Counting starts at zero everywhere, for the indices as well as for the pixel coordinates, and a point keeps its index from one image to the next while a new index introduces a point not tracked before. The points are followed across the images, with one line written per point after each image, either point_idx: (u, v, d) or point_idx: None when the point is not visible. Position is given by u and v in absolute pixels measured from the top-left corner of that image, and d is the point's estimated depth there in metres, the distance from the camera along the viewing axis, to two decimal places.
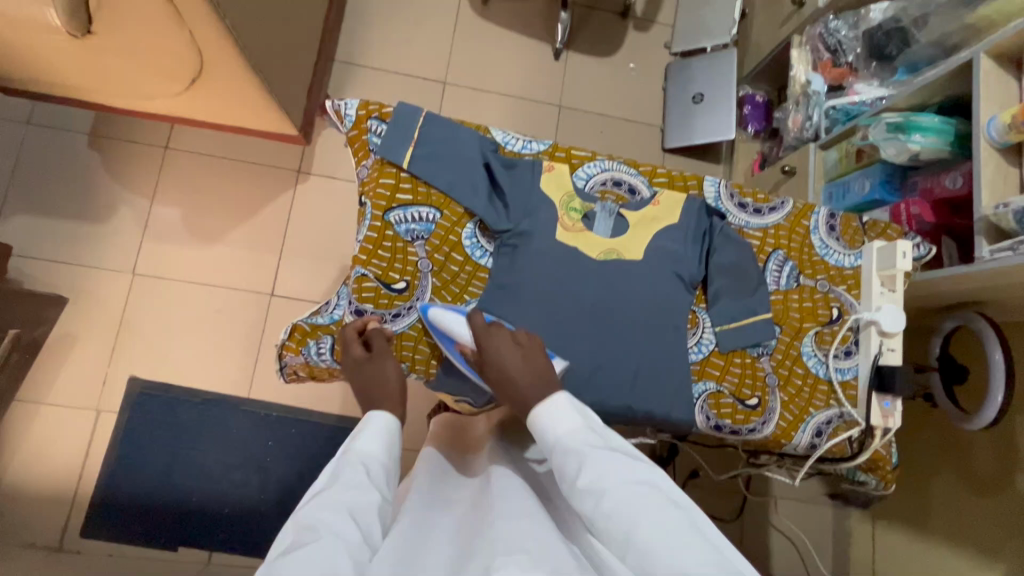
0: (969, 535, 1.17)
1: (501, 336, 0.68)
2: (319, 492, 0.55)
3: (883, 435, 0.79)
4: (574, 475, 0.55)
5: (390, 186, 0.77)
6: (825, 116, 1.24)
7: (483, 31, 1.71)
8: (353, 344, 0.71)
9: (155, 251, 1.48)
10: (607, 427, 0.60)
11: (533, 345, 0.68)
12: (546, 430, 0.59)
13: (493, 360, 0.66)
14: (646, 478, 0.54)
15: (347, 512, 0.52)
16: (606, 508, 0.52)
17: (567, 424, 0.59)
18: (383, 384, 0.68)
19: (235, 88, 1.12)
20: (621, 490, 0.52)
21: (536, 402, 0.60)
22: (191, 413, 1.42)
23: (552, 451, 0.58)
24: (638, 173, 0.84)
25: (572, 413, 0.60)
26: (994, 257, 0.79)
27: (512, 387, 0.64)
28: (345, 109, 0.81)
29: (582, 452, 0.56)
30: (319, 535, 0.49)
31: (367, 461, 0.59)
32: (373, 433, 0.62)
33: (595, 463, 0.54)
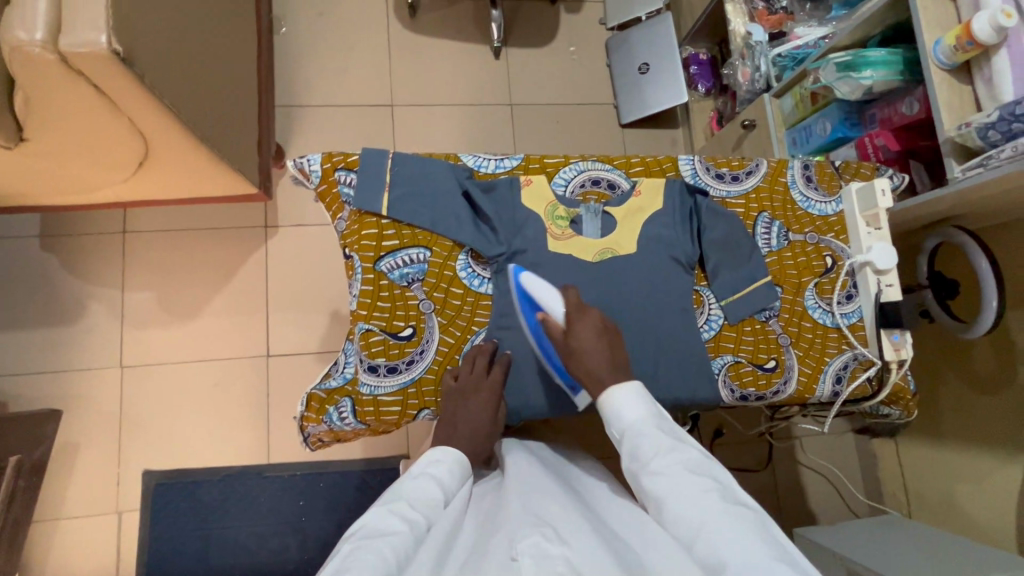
0: (989, 433, 1.21)
1: (590, 321, 0.69)
2: (400, 492, 0.60)
3: (899, 368, 0.82)
4: (649, 456, 0.58)
5: (374, 235, 0.75)
6: (773, 65, 1.24)
7: (418, 45, 1.68)
8: (478, 369, 0.72)
9: (138, 340, 1.44)
10: (672, 420, 0.64)
11: (616, 336, 0.69)
12: (619, 412, 0.62)
13: (582, 344, 0.67)
14: (713, 471, 0.57)
15: (425, 523, 0.57)
16: (676, 492, 0.55)
17: (642, 408, 0.62)
18: (476, 427, 0.70)
19: (185, 162, 1.09)
20: (691, 478, 0.55)
21: (615, 382, 0.64)
22: (215, 492, 1.39)
23: (626, 431, 0.61)
24: (614, 167, 0.84)
25: (644, 401, 0.63)
26: (967, 176, 0.81)
27: (594, 372, 0.66)
28: (309, 165, 0.79)
29: (656, 438, 0.59)
30: (399, 527, 0.54)
31: (441, 484, 0.63)
32: (450, 462, 0.66)
33: (666, 450, 0.58)
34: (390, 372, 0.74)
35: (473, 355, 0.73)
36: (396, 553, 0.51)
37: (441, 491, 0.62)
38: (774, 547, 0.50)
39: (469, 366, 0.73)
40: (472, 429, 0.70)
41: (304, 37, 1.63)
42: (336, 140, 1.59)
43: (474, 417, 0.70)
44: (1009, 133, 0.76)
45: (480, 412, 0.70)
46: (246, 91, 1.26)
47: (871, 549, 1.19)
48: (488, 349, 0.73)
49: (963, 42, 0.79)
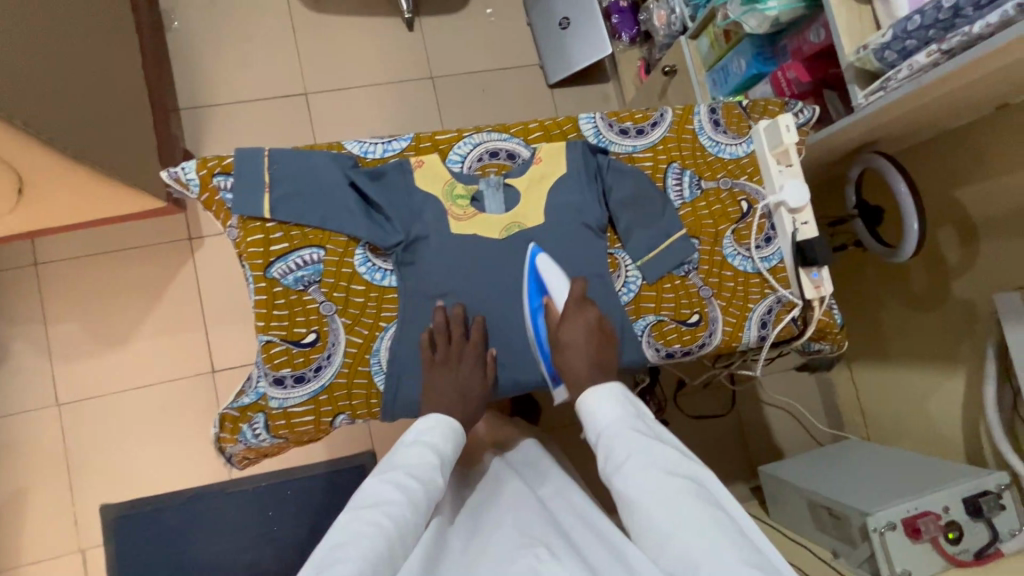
0: (931, 352, 1.24)
1: (585, 317, 0.71)
2: (397, 459, 0.61)
3: (821, 304, 0.81)
4: (621, 457, 0.58)
5: (261, 240, 0.70)
6: (686, 5, 1.20)
7: (325, 25, 1.58)
8: (455, 334, 0.71)
9: (72, 374, 1.37)
10: (651, 418, 0.64)
11: (608, 337, 0.71)
12: (596, 413, 0.63)
13: (571, 337, 0.70)
14: (688, 470, 0.57)
15: (422, 489, 0.58)
16: (647, 494, 0.54)
17: (617, 410, 0.63)
18: (464, 390, 0.70)
19: (70, 182, 1.01)
20: (664, 479, 0.55)
21: (588, 387, 0.65)
22: (179, 515, 1.36)
23: (601, 434, 0.62)
24: (511, 136, 0.79)
25: (621, 403, 0.64)
26: (869, 101, 0.79)
27: (574, 368, 0.68)
28: (184, 173, 0.72)
29: (631, 440, 0.59)
30: (396, 497, 0.56)
31: (439, 451, 0.64)
32: (442, 430, 0.66)
33: (639, 452, 0.58)
34: (298, 383, 0.70)
35: (443, 323, 0.71)
36: (392, 520, 0.53)
37: (437, 456, 0.63)
38: (744, 545, 0.50)
39: (439, 333, 0.71)
40: (460, 392, 0.70)
41: (198, 31, 1.52)
42: (252, 137, 1.51)
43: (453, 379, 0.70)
44: (905, 52, 0.73)
45: (449, 372, 0.70)
46: (132, 98, 1.17)
47: (830, 478, 1.22)
48: (456, 319, 0.72)
49: None
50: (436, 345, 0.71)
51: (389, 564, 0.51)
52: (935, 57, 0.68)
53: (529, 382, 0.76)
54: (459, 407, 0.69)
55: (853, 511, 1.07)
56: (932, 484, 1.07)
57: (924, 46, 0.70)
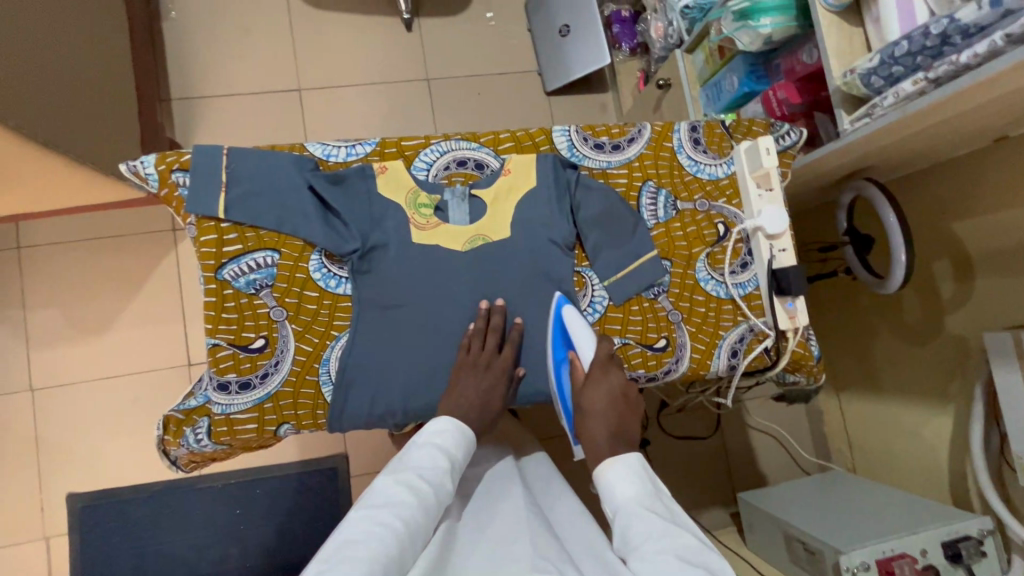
0: (921, 387, 1.20)
1: (610, 382, 0.70)
2: (410, 461, 0.62)
3: (795, 334, 0.78)
4: (634, 537, 0.57)
5: (214, 240, 0.69)
6: (682, 19, 1.14)
7: (323, 22, 1.57)
8: (490, 345, 0.70)
9: (47, 360, 1.37)
10: (672, 504, 0.62)
11: (631, 406, 0.71)
12: (613, 490, 0.63)
13: (594, 404, 0.69)
14: (703, 558, 0.53)
15: (432, 493, 0.59)
16: (657, 574, 0.51)
17: (635, 486, 0.62)
18: (485, 404, 0.69)
19: (46, 169, 1.00)
20: (675, 562, 0.52)
21: (608, 457, 0.65)
22: (146, 508, 1.34)
23: (618, 511, 0.61)
24: (481, 145, 0.77)
25: (639, 480, 0.63)
26: (855, 128, 0.76)
27: (596, 436, 0.67)
28: (143, 168, 0.71)
29: (647, 519, 0.58)
30: (407, 499, 0.57)
31: (448, 452, 0.64)
32: (453, 433, 0.66)
33: (653, 534, 0.56)
34: (243, 389, 0.68)
35: (482, 328, 0.71)
36: (403, 523, 0.54)
37: (448, 462, 0.63)
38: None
39: (476, 336, 0.70)
40: (480, 404, 0.69)
41: (195, 23, 1.51)
42: (242, 131, 1.50)
43: (476, 385, 0.69)
44: (892, 78, 0.70)
45: (473, 374, 0.69)
46: (118, 87, 1.16)
47: (810, 511, 1.18)
48: (497, 324, 0.71)
49: None
50: (470, 349, 0.70)
51: (399, 566, 0.52)
52: (922, 85, 0.65)
53: None
54: (474, 416, 0.69)
55: (828, 548, 1.03)
56: (911, 526, 1.03)
57: (912, 74, 0.68)
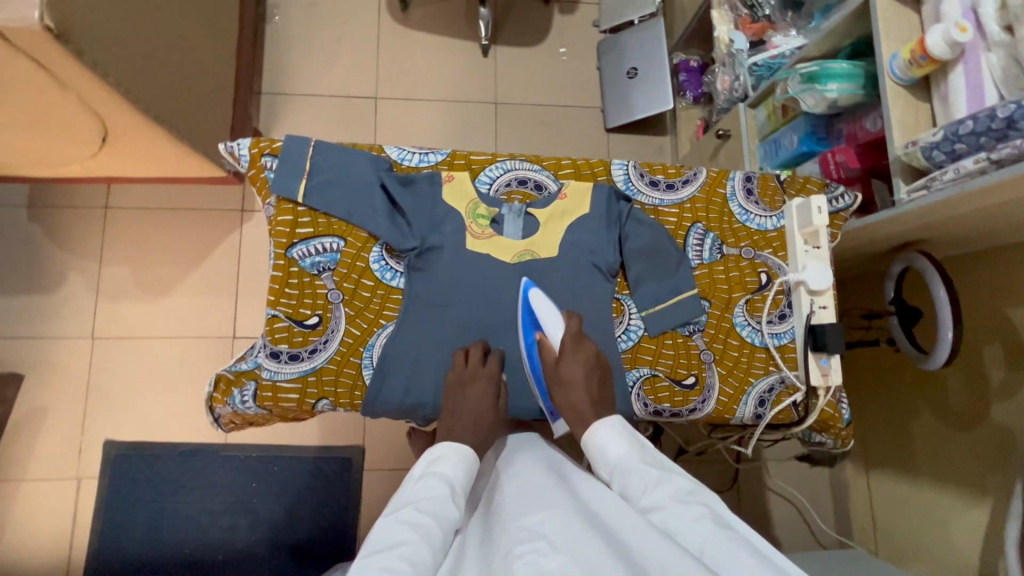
0: (957, 473, 1.15)
1: (586, 356, 0.72)
2: (409, 496, 0.60)
3: (827, 393, 0.78)
4: (634, 491, 0.59)
5: (289, 222, 0.75)
6: (749, 74, 1.20)
7: (407, 39, 1.69)
8: (475, 360, 0.73)
9: (110, 312, 1.48)
10: (656, 450, 0.65)
11: (606, 371, 0.72)
12: (604, 452, 0.64)
13: (573, 373, 0.70)
14: (699, 495, 0.58)
15: (436, 525, 0.57)
16: (666, 520, 0.55)
17: (626, 446, 0.64)
18: (478, 419, 0.71)
19: (150, 143, 1.11)
20: (679, 507, 0.56)
21: (595, 423, 0.65)
22: (172, 466, 1.42)
23: (612, 470, 0.62)
24: (542, 168, 0.82)
25: (627, 438, 0.64)
26: (912, 198, 0.77)
27: (577, 404, 0.68)
28: (238, 149, 0.79)
29: (642, 473, 0.60)
30: (410, 538, 0.54)
31: (450, 481, 0.63)
32: (452, 458, 0.65)
33: (652, 485, 0.58)
34: (292, 360, 0.73)
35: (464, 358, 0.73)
36: (409, 565, 0.51)
37: (450, 488, 0.62)
38: (767, 569, 0.49)
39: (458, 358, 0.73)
40: (474, 420, 0.70)
41: (294, 28, 1.65)
42: (319, 128, 1.61)
43: (470, 403, 0.71)
44: (953, 154, 0.71)
45: (461, 394, 0.71)
46: (222, 78, 1.27)
47: None
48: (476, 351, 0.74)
49: (917, 56, 0.76)
50: (457, 372, 0.72)
51: None
52: (984, 164, 0.66)
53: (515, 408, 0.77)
54: (470, 434, 0.69)
55: None
56: None
57: (974, 152, 0.69)
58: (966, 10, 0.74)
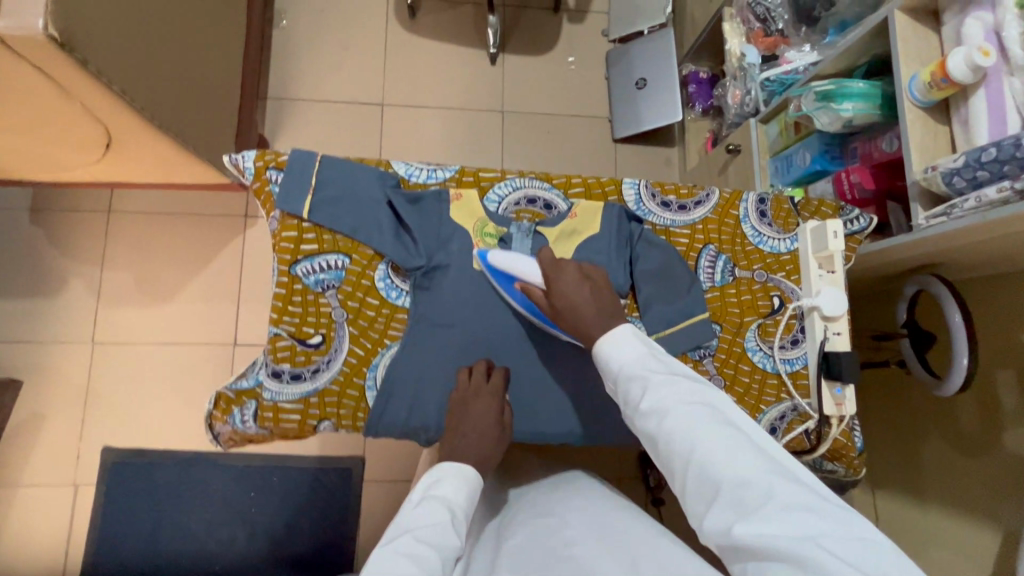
0: (965, 497, 1.14)
1: (569, 274, 0.69)
2: (407, 523, 0.58)
3: (840, 422, 0.76)
4: (637, 397, 0.58)
5: (293, 238, 0.74)
6: (762, 90, 1.19)
7: (414, 45, 1.67)
8: (477, 377, 0.71)
9: (111, 318, 1.46)
10: (662, 349, 0.63)
11: (598, 278, 0.70)
12: (609, 358, 0.63)
13: (566, 300, 0.67)
14: (702, 396, 0.56)
15: (436, 557, 0.54)
16: (667, 424, 0.55)
17: (630, 351, 0.62)
18: (483, 433, 0.68)
19: (153, 150, 1.10)
20: (681, 413, 0.55)
21: (600, 335, 0.64)
22: (171, 474, 1.40)
23: (616, 374, 0.62)
24: (552, 187, 0.80)
25: (632, 340, 0.63)
26: (931, 224, 0.75)
27: (583, 323, 0.66)
28: (243, 162, 0.77)
29: (646, 377, 0.59)
30: (411, 571, 0.51)
31: (450, 506, 0.61)
32: (452, 480, 0.63)
33: (655, 388, 0.57)
34: (294, 380, 0.72)
35: (467, 377, 0.71)
36: None
37: (450, 514, 0.60)
38: (765, 469, 0.50)
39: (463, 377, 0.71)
40: (479, 434, 0.68)
41: (301, 33, 1.64)
42: (324, 134, 1.60)
43: (472, 421, 0.68)
44: (975, 182, 0.69)
45: (462, 415, 0.69)
46: (227, 84, 1.26)
47: None
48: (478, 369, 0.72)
49: (938, 79, 0.74)
50: (460, 391, 0.70)
51: None
52: (1006, 194, 0.64)
53: (520, 432, 0.75)
54: (475, 445, 0.67)
55: None
56: None
57: (997, 181, 0.67)
58: (990, 34, 0.73)
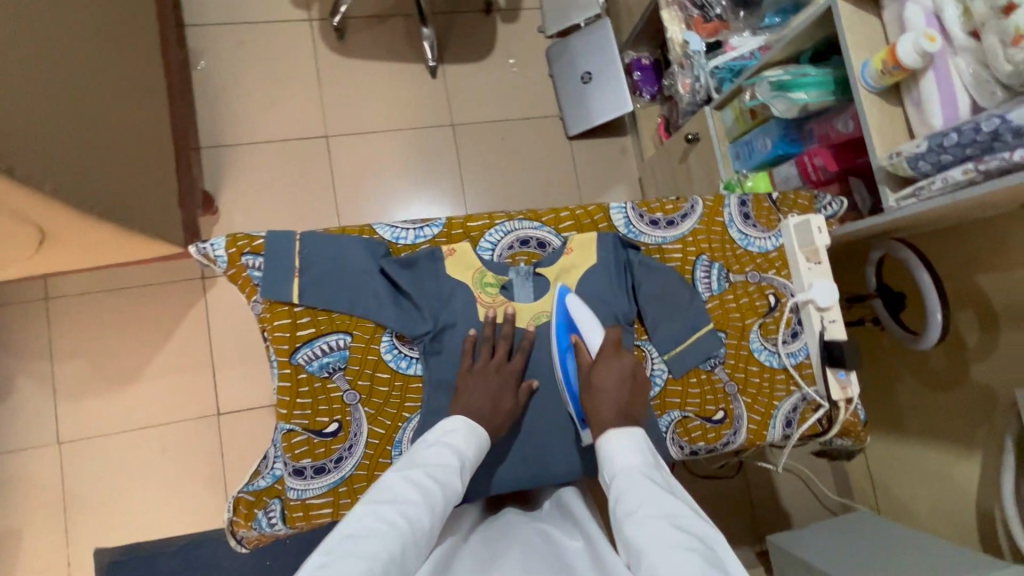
0: (945, 431, 1.12)
1: (622, 365, 0.69)
2: (418, 457, 0.59)
3: (847, 405, 0.80)
4: (631, 501, 0.54)
5: (287, 325, 0.70)
6: (711, 77, 1.19)
7: (348, 68, 1.59)
8: (501, 355, 0.71)
9: (75, 412, 1.35)
10: (669, 476, 0.60)
11: (640, 386, 0.69)
12: (613, 456, 0.61)
13: (603, 381, 0.67)
14: (698, 528, 0.51)
15: (440, 494, 0.56)
16: (651, 536, 0.50)
17: (637, 456, 0.60)
18: (497, 403, 0.68)
19: (90, 237, 1.00)
20: (672, 530, 0.50)
21: (611, 427, 0.63)
22: (173, 562, 1.32)
23: (617, 475, 0.59)
24: (543, 224, 0.79)
25: (641, 450, 0.61)
26: (901, 205, 0.79)
27: (601, 410, 0.65)
28: (213, 251, 0.71)
29: (646, 486, 0.56)
30: (413, 497, 0.54)
31: (460, 454, 0.61)
32: (466, 432, 0.63)
33: (652, 500, 0.54)
34: (317, 474, 0.69)
35: (491, 335, 0.72)
36: (406, 521, 0.51)
37: (459, 460, 0.60)
38: None
39: (484, 343, 0.71)
40: (493, 403, 0.68)
41: (223, 73, 1.53)
42: (269, 177, 1.51)
43: (487, 386, 0.68)
44: (939, 164, 0.73)
45: (476, 377, 0.69)
46: (156, 145, 1.16)
47: (849, 557, 1.00)
48: (507, 333, 0.72)
49: (890, 66, 0.77)
50: (478, 359, 0.71)
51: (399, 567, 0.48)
52: (972, 175, 0.69)
53: (552, 476, 0.73)
54: (488, 415, 0.67)
55: None
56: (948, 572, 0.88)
57: (960, 162, 0.71)
58: (930, 18, 0.77)
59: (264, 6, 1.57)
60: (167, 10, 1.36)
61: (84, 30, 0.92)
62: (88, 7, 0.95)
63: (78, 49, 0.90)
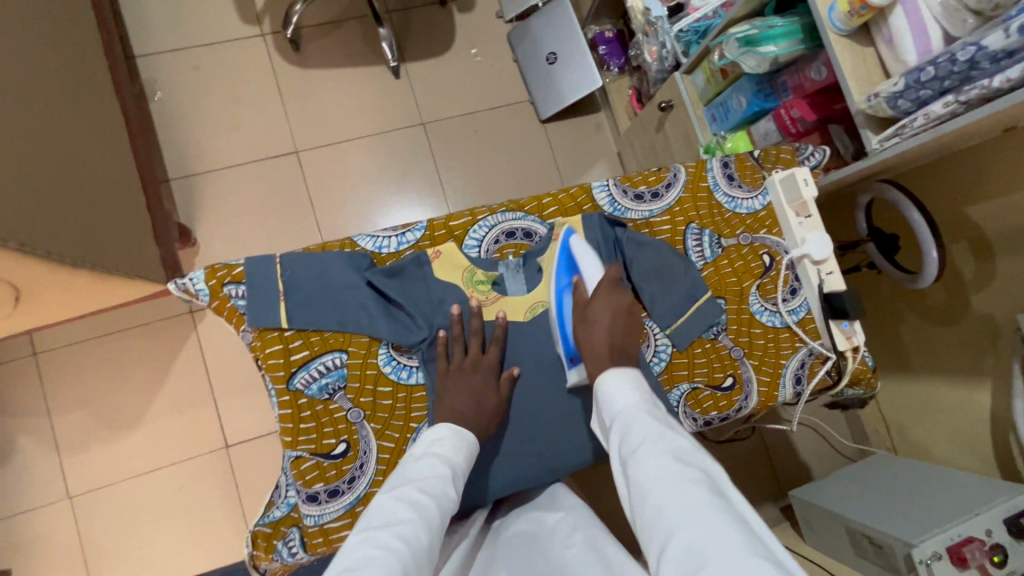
0: (953, 365, 1.12)
1: (618, 299, 0.67)
2: (408, 474, 0.57)
3: (855, 353, 0.79)
4: (635, 440, 0.52)
5: (280, 351, 0.68)
6: (677, 41, 1.17)
7: (308, 80, 1.56)
8: (472, 351, 0.70)
9: (81, 464, 1.33)
10: (665, 408, 0.58)
11: (635, 324, 0.67)
12: (610, 399, 0.58)
13: (600, 314, 0.66)
14: (701, 460, 0.50)
15: (436, 508, 0.54)
16: (657, 477, 0.48)
17: (633, 395, 0.57)
18: (480, 403, 0.67)
19: (67, 286, 0.97)
20: (676, 466, 0.48)
21: (606, 369, 0.60)
22: None
23: (616, 416, 0.56)
24: (526, 214, 0.77)
25: (637, 389, 0.58)
26: (885, 146, 0.78)
27: (597, 340, 0.64)
28: (193, 285, 0.68)
29: (647, 423, 0.53)
30: (409, 516, 0.51)
31: (451, 464, 0.59)
32: (454, 442, 0.61)
33: (654, 437, 0.52)
34: (332, 497, 0.68)
35: (459, 333, 0.70)
36: (405, 541, 0.49)
37: (450, 469, 0.58)
38: (760, 547, 0.42)
39: (454, 342, 0.70)
40: (475, 404, 0.66)
41: (182, 102, 1.49)
42: (244, 200, 1.48)
43: (469, 387, 0.67)
44: (919, 100, 0.72)
45: (454, 379, 0.68)
46: (122, 182, 1.13)
47: (871, 502, 1.00)
48: (477, 327, 0.70)
49: (856, 7, 0.75)
50: (453, 359, 0.69)
51: None
52: (953, 107, 0.68)
53: (566, 466, 0.72)
54: (472, 416, 0.66)
55: (892, 539, 0.88)
56: (971, 504, 0.88)
57: (939, 95, 0.70)
58: None
59: (214, 26, 1.53)
60: (115, 44, 1.31)
61: (30, 75, 0.89)
62: (30, 50, 0.91)
63: (26, 94, 0.87)
